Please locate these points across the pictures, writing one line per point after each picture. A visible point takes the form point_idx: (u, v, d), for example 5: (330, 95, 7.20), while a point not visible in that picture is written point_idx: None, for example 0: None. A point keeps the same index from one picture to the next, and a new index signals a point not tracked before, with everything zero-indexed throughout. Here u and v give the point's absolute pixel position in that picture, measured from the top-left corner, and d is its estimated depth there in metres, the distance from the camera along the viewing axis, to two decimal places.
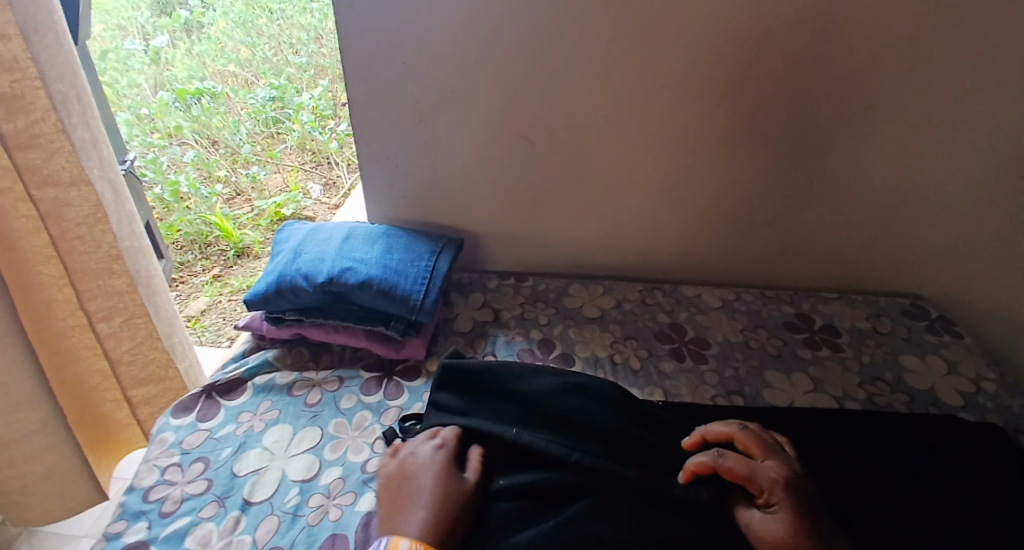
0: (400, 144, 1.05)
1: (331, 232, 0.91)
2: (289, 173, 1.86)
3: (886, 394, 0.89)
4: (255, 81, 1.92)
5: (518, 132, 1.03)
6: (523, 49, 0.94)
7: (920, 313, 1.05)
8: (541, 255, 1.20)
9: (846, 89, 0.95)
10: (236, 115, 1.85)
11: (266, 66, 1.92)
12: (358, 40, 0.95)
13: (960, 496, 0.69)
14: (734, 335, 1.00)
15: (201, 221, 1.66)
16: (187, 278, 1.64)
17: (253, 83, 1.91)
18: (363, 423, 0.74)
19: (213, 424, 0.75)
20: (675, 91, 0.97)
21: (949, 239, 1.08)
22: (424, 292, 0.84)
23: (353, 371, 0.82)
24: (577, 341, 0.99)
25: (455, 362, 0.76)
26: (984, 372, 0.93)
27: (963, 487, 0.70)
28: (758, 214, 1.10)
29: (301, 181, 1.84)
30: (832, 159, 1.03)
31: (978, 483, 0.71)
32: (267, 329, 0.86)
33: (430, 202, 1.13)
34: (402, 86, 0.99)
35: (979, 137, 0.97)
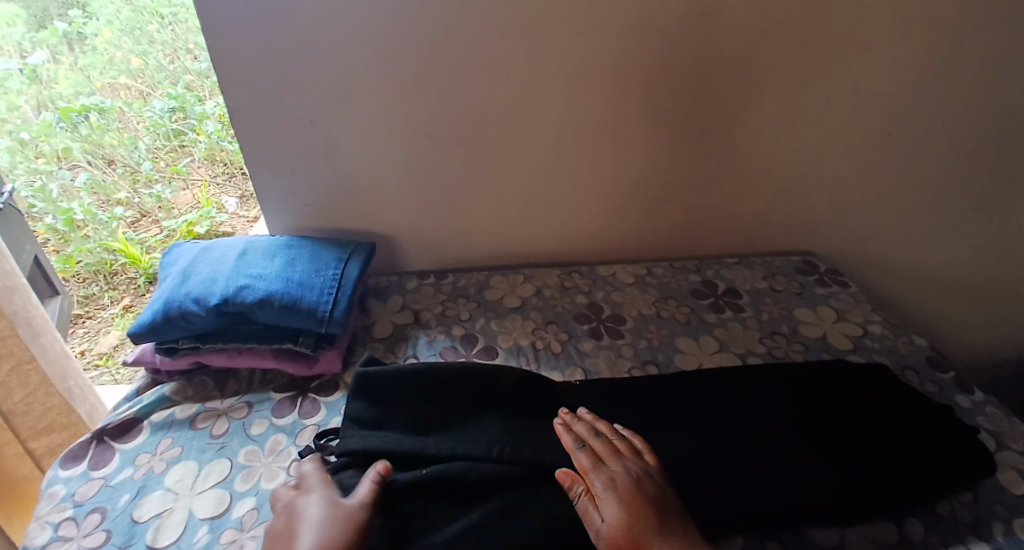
0: (297, 152, 1.02)
1: (226, 249, 0.87)
2: (199, 188, 1.72)
3: (784, 346, 0.96)
4: (150, 91, 1.68)
5: (418, 130, 1.02)
6: (414, 46, 0.93)
7: (811, 268, 1.14)
8: (460, 251, 1.20)
9: (727, 65, 1.00)
10: (131, 130, 1.68)
11: (161, 74, 1.68)
12: (236, 45, 0.90)
13: (860, 421, 0.75)
14: (647, 308, 1.05)
15: (103, 249, 1.55)
16: (94, 312, 1.53)
17: (148, 94, 1.68)
18: (276, 447, 0.72)
19: (108, 471, 0.70)
20: (570, 79, 0.99)
21: (832, 198, 1.18)
22: (332, 302, 0.82)
23: (263, 394, 0.79)
24: (499, 332, 1.00)
25: (370, 371, 0.76)
26: (869, 317, 1.02)
27: (864, 413, 0.76)
28: (661, 191, 1.15)
29: (214, 195, 1.72)
30: (723, 132, 1.08)
31: (875, 407, 0.77)
32: (163, 361, 0.81)
33: (338, 208, 1.10)
34: (290, 90, 0.95)
35: (846, 102, 1.06)
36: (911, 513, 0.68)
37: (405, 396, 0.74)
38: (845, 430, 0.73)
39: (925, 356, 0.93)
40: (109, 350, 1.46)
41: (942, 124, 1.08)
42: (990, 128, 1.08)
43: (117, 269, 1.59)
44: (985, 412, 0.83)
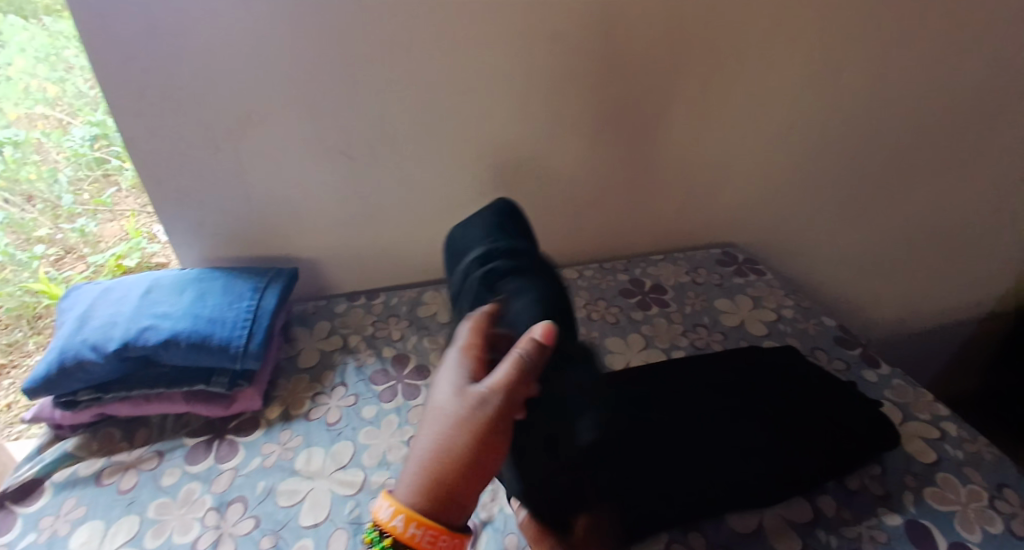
0: (203, 181, 0.98)
1: (128, 288, 0.83)
2: (127, 219, 1.33)
3: (705, 337, 0.99)
4: (71, 119, 1.25)
5: (331, 150, 1.00)
6: (317, 66, 0.91)
7: (729, 259, 1.19)
8: (391, 269, 1.18)
9: (635, 71, 1.03)
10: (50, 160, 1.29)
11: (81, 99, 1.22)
12: (125, 73, 0.86)
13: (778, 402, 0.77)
14: (578, 311, 1.06)
15: (20, 292, 1.32)
16: (17, 360, 1.36)
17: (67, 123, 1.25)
18: (190, 497, 0.68)
19: (7, 538, 0.65)
20: (481, 90, 1.00)
21: (745, 191, 1.23)
22: (246, 335, 0.79)
23: (176, 440, 0.75)
24: (431, 349, 0.99)
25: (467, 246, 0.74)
26: (783, 302, 1.07)
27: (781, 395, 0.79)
28: (585, 196, 1.17)
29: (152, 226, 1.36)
30: (637, 136, 1.11)
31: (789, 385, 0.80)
32: (63, 416, 0.76)
33: (254, 235, 1.06)
34: (188, 118, 0.91)
35: (749, 102, 1.10)
36: (825, 491, 0.73)
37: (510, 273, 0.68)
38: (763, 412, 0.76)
39: (834, 335, 0.99)
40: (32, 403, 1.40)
41: (837, 116, 1.14)
42: (881, 116, 1.15)
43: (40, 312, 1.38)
44: (891, 385, 0.89)
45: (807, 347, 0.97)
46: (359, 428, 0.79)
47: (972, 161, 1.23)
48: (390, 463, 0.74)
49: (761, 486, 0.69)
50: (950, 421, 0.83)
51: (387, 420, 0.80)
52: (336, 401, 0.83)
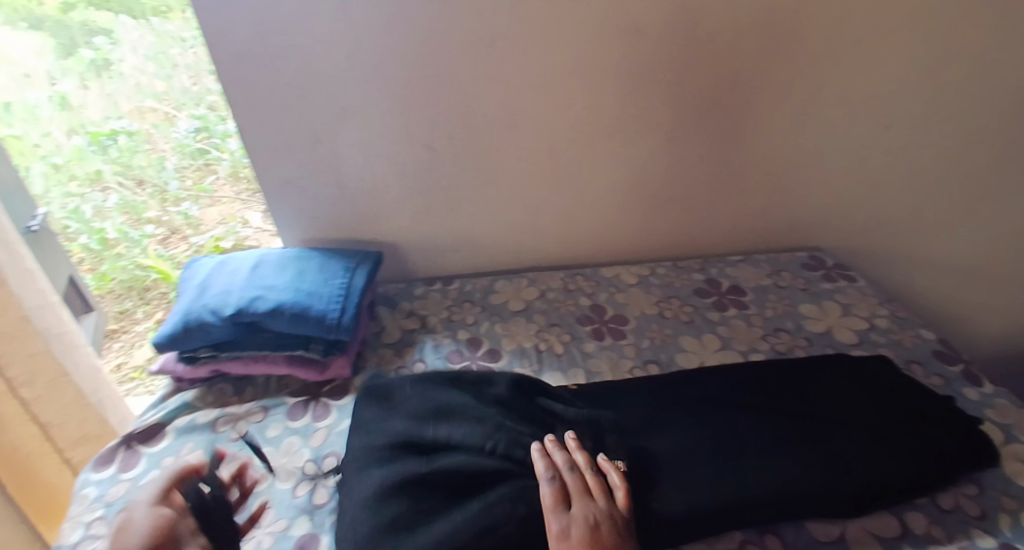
0: (303, 167, 1.05)
1: (239, 261, 0.91)
2: (225, 204, 1.57)
3: (787, 342, 0.96)
4: (176, 112, 1.41)
5: (419, 142, 1.05)
6: (410, 61, 0.96)
7: (817, 263, 1.14)
8: (467, 258, 1.22)
9: (722, 65, 1.01)
10: (158, 148, 1.47)
11: (185, 95, 1.37)
12: (242, 67, 0.94)
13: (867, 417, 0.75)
14: (651, 308, 1.05)
15: (134, 265, 1.60)
16: (127, 327, 1.62)
17: (172, 113, 1.41)
18: (291, 448, 0.75)
19: (136, 472, 0.74)
20: (564, 84, 1.01)
21: (834, 191, 1.17)
22: (340, 311, 0.85)
23: (279, 399, 0.83)
24: (503, 335, 1.02)
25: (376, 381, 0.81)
26: (875, 311, 1.01)
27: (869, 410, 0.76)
28: (664, 192, 1.16)
29: (238, 211, 1.58)
30: (721, 133, 1.09)
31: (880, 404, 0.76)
32: (182, 370, 0.85)
33: (344, 219, 1.13)
34: (293, 109, 0.99)
35: (843, 99, 1.06)
36: (915, 507, 0.69)
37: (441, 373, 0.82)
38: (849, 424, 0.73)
39: (931, 349, 0.93)
40: (142, 363, 1.59)
41: (944, 112, 1.07)
42: (996, 113, 1.07)
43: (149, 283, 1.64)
44: (994, 404, 0.82)
45: (900, 360, 0.91)
46: None
47: None
48: None
49: (844, 491, 0.67)
50: None
51: None
52: None
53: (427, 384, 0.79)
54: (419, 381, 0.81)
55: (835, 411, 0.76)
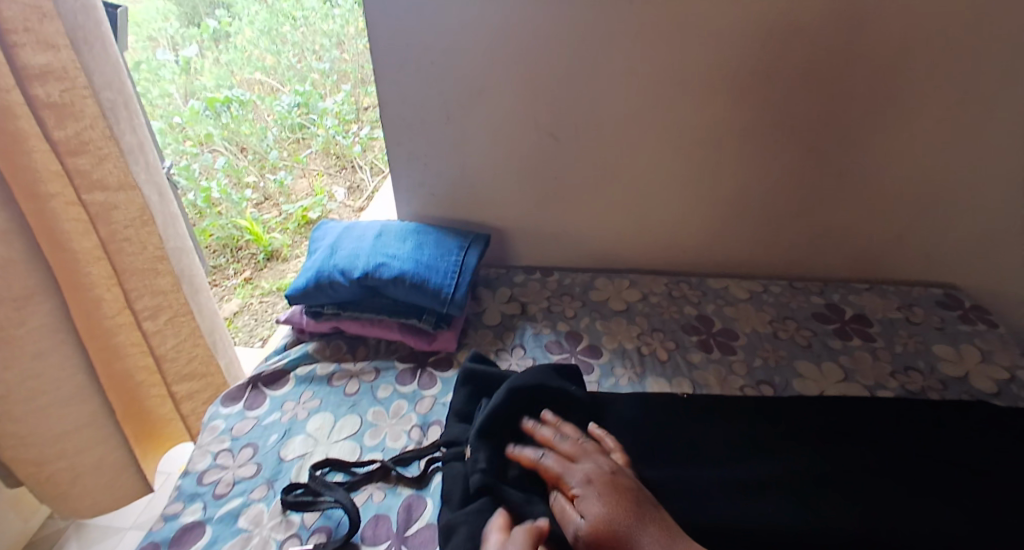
0: (429, 143, 1.08)
1: (365, 228, 0.95)
2: (315, 177, 1.89)
3: (919, 382, 0.88)
4: (280, 88, 1.92)
5: (544, 129, 1.05)
6: (548, 47, 0.96)
7: (953, 302, 1.05)
8: (566, 252, 1.21)
9: (875, 78, 0.94)
10: (263, 121, 1.88)
11: (290, 73, 1.92)
12: (388, 41, 0.98)
13: (1014, 479, 0.67)
14: (763, 326, 1.01)
15: (233, 225, 1.70)
16: (220, 280, 1.68)
17: (278, 90, 1.92)
18: (400, 411, 0.77)
19: (260, 412, 0.78)
20: (702, 85, 0.98)
21: (984, 228, 1.07)
22: (454, 286, 0.87)
23: (389, 362, 0.85)
24: (604, 333, 1.00)
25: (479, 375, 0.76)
26: (1020, 361, 0.92)
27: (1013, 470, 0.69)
28: (784, 207, 1.10)
29: (327, 185, 1.88)
30: (859, 150, 1.02)
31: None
32: (307, 322, 0.89)
33: (457, 198, 1.15)
34: (429, 86, 1.02)
35: (1012, 126, 0.96)
36: None
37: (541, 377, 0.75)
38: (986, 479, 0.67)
39: None
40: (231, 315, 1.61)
41: None
42: None
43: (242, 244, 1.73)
44: None
45: None
46: None
47: None
48: None
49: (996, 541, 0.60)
50: None
51: None
52: (516, 360, 0.91)
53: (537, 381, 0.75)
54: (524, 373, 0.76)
55: (984, 461, 0.70)
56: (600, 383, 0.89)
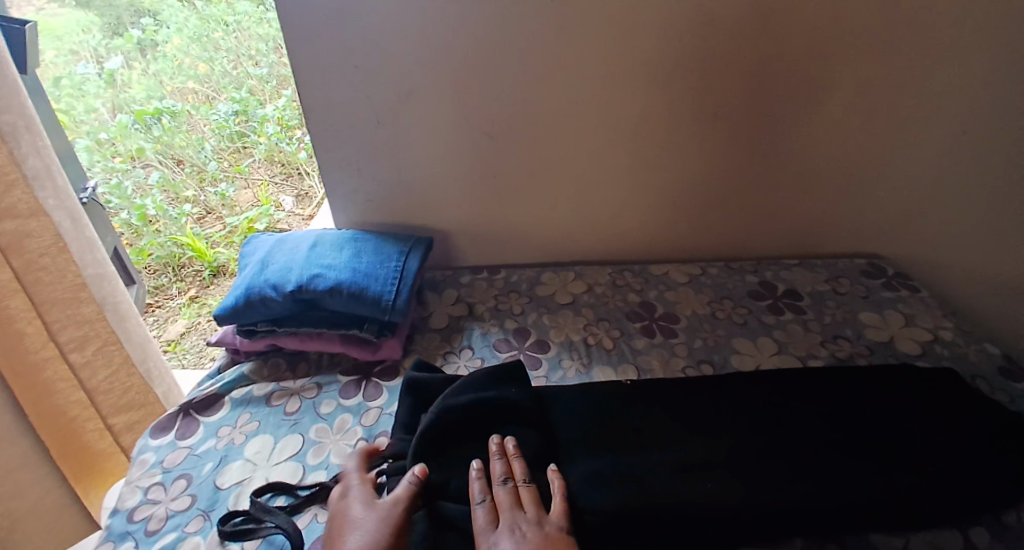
0: (361, 150, 1.06)
1: (298, 239, 0.92)
2: (260, 187, 1.81)
3: (846, 349, 0.93)
4: (216, 96, 1.81)
5: (479, 128, 1.04)
6: (476, 45, 0.95)
7: (877, 271, 1.11)
8: (511, 249, 1.22)
9: (793, 63, 0.98)
10: (199, 132, 1.77)
11: (226, 79, 1.81)
12: (311, 45, 0.95)
13: (937, 434, 0.72)
14: (702, 308, 1.04)
15: (172, 243, 1.63)
16: (163, 302, 1.61)
17: (214, 99, 1.81)
18: (344, 426, 0.75)
19: (194, 441, 0.76)
20: (628, 78, 1.00)
21: (900, 199, 1.14)
22: (395, 292, 0.86)
23: (331, 376, 0.83)
24: (551, 327, 1.01)
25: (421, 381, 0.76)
26: (939, 322, 0.98)
27: (934, 426, 0.73)
28: (717, 191, 1.14)
29: (273, 194, 1.81)
30: (784, 133, 1.06)
31: (947, 419, 0.74)
32: (242, 342, 0.86)
33: (395, 202, 1.13)
34: (358, 89, 0.99)
35: (919, 102, 1.02)
36: (978, 523, 0.67)
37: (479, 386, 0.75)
38: (910, 439, 0.71)
39: (998, 365, 0.89)
40: (176, 338, 1.56)
41: None
42: None
43: (185, 262, 1.66)
44: None
45: (965, 374, 0.88)
46: None
47: None
48: None
49: (914, 499, 0.65)
50: None
51: None
52: (465, 362, 0.91)
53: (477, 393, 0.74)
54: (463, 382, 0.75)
55: (906, 420, 0.74)
56: (548, 377, 0.90)
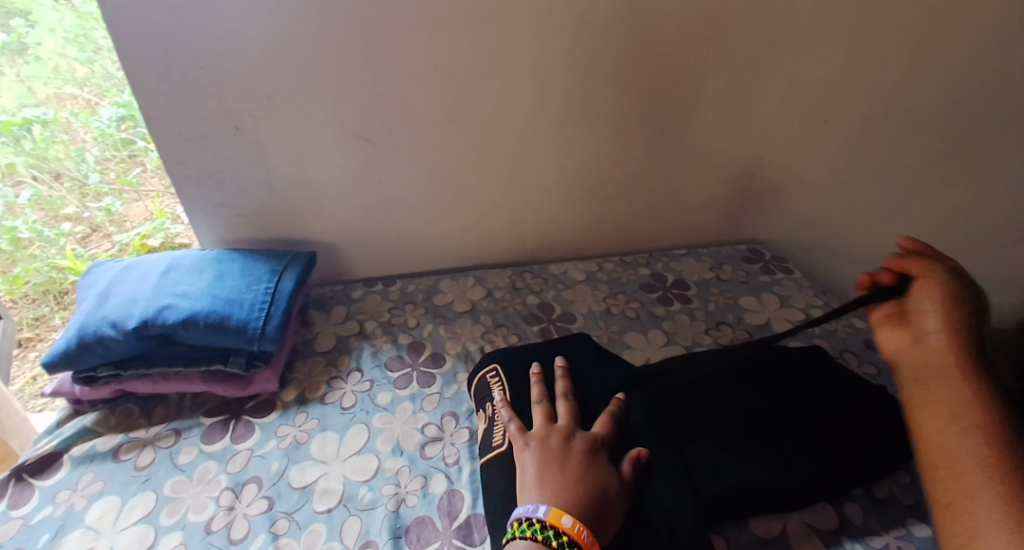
0: (221, 161, 0.97)
1: (147, 267, 0.86)
2: (152, 201, 1.40)
3: (728, 335, 0.97)
4: (99, 101, 1.30)
5: (355, 133, 0.98)
6: (338, 45, 0.89)
7: (756, 256, 1.17)
8: (407, 257, 1.17)
9: (664, 61, 1.00)
10: (80, 141, 1.33)
11: (111, 82, 1.27)
12: (146, 48, 0.84)
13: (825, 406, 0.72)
14: (597, 305, 1.04)
15: (51, 268, 1.33)
16: (45, 335, 1.32)
17: (97, 105, 1.30)
18: (206, 476, 0.72)
19: (26, 510, 0.69)
20: (508, 77, 0.97)
21: (774, 187, 1.20)
22: (264, 318, 0.82)
23: (191, 420, 0.79)
24: (448, 338, 0.96)
25: (509, 349, 0.80)
26: (811, 302, 1.05)
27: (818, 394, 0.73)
28: (607, 186, 1.15)
29: (169, 207, 1.40)
30: (663, 128, 1.08)
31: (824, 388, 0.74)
32: (83, 391, 0.81)
33: (271, 215, 1.05)
34: (208, 96, 0.90)
35: (780, 95, 1.07)
36: (852, 498, 0.70)
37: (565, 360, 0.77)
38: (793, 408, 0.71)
39: (864, 338, 0.96)
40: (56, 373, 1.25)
41: (877, 109, 1.11)
42: (924, 113, 1.12)
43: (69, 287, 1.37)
44: None
45: (835, 350, 0.94)
46: (373, 413, 0.80)
47: None
48: (404, 450, 0.74)
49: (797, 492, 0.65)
50: None
51: (402, 407, 0.81)
52: (352, 386, 0.85)
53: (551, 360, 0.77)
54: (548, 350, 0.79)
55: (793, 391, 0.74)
56: (441, 393, 0.84)
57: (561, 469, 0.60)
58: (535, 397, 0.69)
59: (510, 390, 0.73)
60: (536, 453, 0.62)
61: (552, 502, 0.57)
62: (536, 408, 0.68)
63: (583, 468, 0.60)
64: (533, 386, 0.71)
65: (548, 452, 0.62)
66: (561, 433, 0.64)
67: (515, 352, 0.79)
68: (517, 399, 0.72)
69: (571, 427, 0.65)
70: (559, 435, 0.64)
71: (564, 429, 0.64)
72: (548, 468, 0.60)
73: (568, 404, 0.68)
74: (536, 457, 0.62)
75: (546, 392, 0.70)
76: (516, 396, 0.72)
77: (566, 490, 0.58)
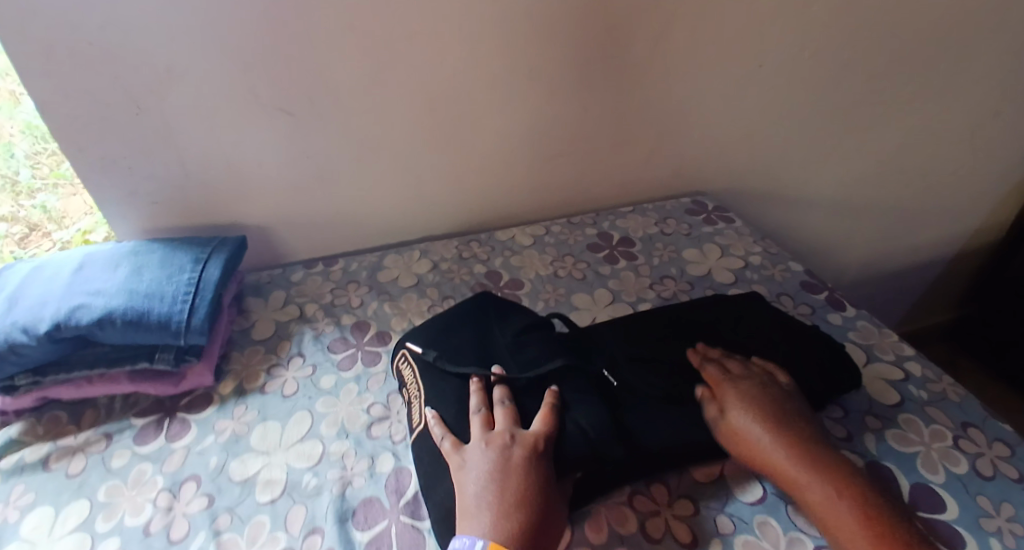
0: (129, 144, 0.90)
1: (58, 266, 0.81)
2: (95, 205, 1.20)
3: (671, 288, 0.98)
4: None
5: (275, 106, 0.93)
6: (243, 10, 0.83)
7: (699, 208, 1.18)
8: (349, 235, 1.13)
9: (592, 13, 0.97)
10: None
11: None
12: (24, 23, 0.76)
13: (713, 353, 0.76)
14: (545, 268, 1.03)
15: None
16: None
17: None
18: (142, 478, 0.69)
19: None
20: (433, 38, 0.93)
21: (714, 138, 1.20)
22: (188, 310, 0.79)
23: (123, 423, 0.76)
24: (393, 314, 0.94)
25: (413, 330, 0.80)
26: (750, 249, 1.07)
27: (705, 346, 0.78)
28: (548, 147, 1.13)
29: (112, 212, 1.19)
30: (598, 83, 1.06)
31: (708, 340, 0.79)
32: (3, 402, 0.76)
33: (193, 200, 0.99)
34: (102, 74, 0.83)
35: (712, 43, 1.06)
36: None
37: (463, 332, 0.78)
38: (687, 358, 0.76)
39: (800, 281, 0.98)
40: None
41: (807, 50, 1.11)
42: (851, 50, 1.13)
43: None
44: (855, 327, 0.88)
45: (773, 294, 0.96)
46: (316, 398, 0.78)
47: (937, 96, 1.25)
48: (350, 432, 0.73)
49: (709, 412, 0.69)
50: (914, 361, 0.83)
51: (346, 389, 0.79)
52: (293, 373, 0.82)
53: (451, 331, 0.78)
54: (446, 325, 0.79)
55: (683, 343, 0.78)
56: (387, 371, 0.82)
57: (498, 486, 0.57)
58: (474, 407, 0.66)
59: (424, 379, 0.71)
60: (474, 469, 0.59)
61: (489, 535, 0.54)
62: (472, 417, 0.65)
63: (521, 485, 0.57)
64: (471, 395, 0.68)
65: (485, 467, 0.59)
66: (498, 442, 0.61)
67: (428, 333, 0.78)
68: (432, 389, 0.69)
69: (508, 435, 0.62)
70: (498, 444, 0.61)
71: (501, 436, 0.62)
72: (487, 486, 0.58)
73: (504, 409, 0.65)
74: (475, 473, 0.59)
75: (482, 399, 0.67)
76: (434, 385, 0.70)
77: (508, 513, 0.56)
